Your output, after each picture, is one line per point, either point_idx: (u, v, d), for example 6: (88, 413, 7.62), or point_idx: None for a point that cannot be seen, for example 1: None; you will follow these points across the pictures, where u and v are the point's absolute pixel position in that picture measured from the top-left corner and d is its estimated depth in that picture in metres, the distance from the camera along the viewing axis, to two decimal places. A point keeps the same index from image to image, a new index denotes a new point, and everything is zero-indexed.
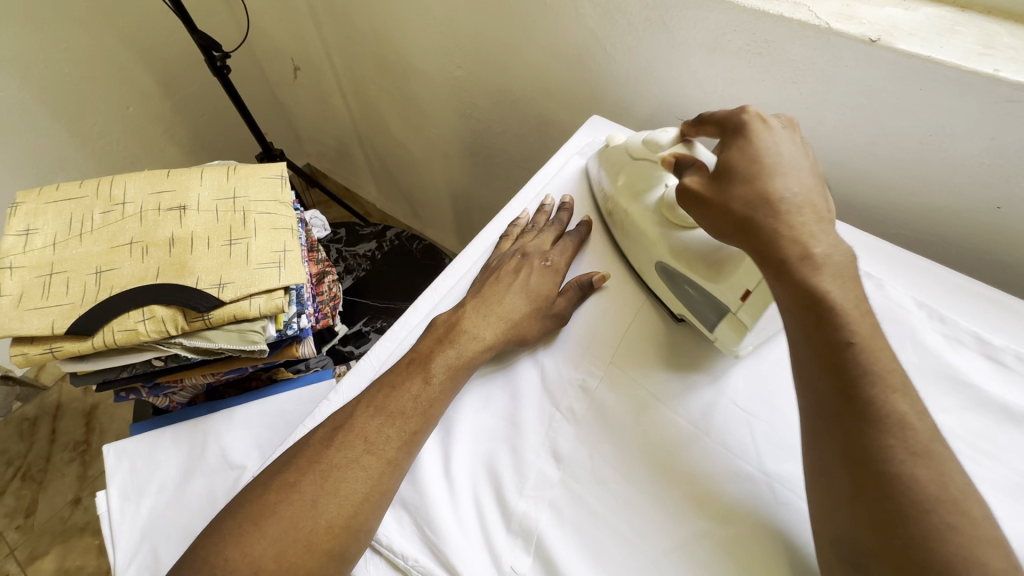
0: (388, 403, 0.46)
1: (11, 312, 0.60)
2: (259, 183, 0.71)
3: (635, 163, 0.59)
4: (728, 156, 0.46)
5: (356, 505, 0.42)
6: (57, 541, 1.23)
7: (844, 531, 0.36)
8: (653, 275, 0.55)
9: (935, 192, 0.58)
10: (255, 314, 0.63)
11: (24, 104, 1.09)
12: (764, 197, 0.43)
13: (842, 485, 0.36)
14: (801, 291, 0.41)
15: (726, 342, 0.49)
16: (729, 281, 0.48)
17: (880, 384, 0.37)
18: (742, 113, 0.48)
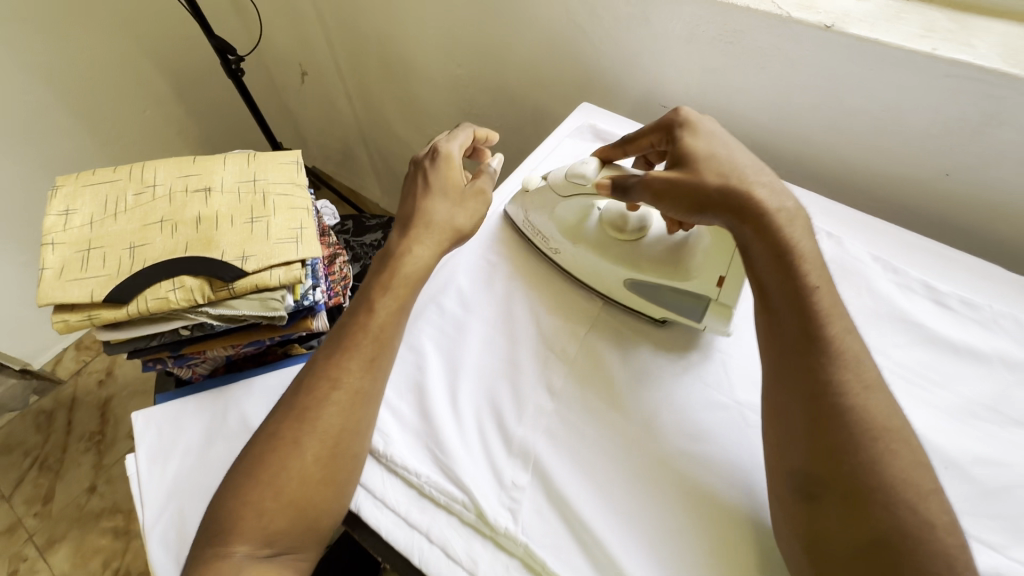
0: (350, 341, 0.49)
1: (54, 282, 0.66)
2: (277, 168, 0.77)
3: (565, 201, 0.59)
4: (686, 141, 0.52)
5: (335, 432, 0.45)
6: (73, 526, 1.28)
7: (797, 464, 0.41)
8: (628, 295, 0.56)
9: (891, 163, 0.64)
10: (276, 284, 0.69)
11: (50, 107, 1.17)
12: (731, 169, 0.49)
13: (799, 423, 0.42)
14: (776, 250, 0.46)
15: (716, 326, 0.54)
16: (700, 275, 0.53)
17: (835, 331, 0.44)
18: (678, 112, 0.55)
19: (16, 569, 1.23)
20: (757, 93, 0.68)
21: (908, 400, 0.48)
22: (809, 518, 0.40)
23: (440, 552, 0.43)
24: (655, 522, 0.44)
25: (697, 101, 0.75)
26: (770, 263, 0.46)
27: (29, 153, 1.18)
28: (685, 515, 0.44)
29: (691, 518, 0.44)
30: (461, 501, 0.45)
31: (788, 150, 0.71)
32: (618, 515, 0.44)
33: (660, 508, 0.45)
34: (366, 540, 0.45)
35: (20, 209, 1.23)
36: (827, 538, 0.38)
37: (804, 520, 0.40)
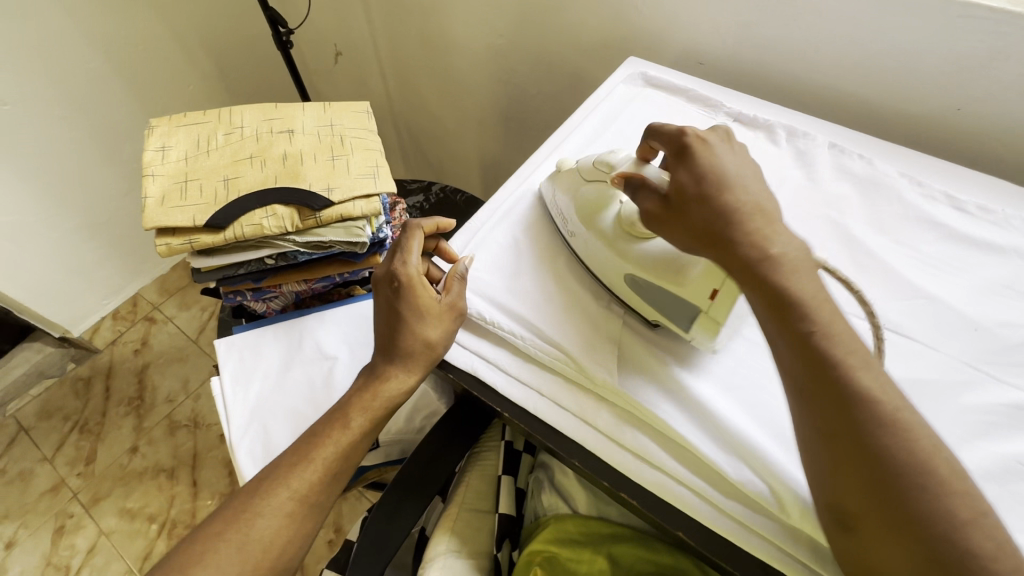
0: (311, 452, 0.51)
1: (157, 209, 0.72)
2: (351, 115, 0.84)
3: (588, 185, 0.59)
4: (680, 178, 0.48)
5: (277, 544, 0.47)
6: (117, 484, 1.33)
7: (833, 501, 0.38)
8: (628, 292, 0.55)
9: (909, 102, 0.73)
10: (359, 214, 0.75)
11: (103, 78, 1.22)
12: (721, 211, 0.45)
13: (821, 460, 0.38)
14: (766, 294, 0.42)
15: (701, 339, 0.51)
16: (691, 286, 0.49)
17: (842, 364, 0.39)
18: (684, 134, 0.50)
19: (62, 525, 1.28)
20: (791, 43, 0.77)
21: (936, 282, 0.56)
22: (855, 549, 0.37)
23: (552, 403, 0.53)
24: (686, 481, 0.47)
25: (733, 53, 0.83)
26: (766, 308, 0.42)
27: (81, 123, 1.23)
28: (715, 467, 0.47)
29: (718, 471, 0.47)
30: (570, 364, 0.53)
31: (816, 95, 0.80)
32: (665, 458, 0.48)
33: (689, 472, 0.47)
34: (485, 396, 0.55)
35: (68, 177, 1.27)
36: (882, 569, 0.36)
37: (854, 553, 0.37)
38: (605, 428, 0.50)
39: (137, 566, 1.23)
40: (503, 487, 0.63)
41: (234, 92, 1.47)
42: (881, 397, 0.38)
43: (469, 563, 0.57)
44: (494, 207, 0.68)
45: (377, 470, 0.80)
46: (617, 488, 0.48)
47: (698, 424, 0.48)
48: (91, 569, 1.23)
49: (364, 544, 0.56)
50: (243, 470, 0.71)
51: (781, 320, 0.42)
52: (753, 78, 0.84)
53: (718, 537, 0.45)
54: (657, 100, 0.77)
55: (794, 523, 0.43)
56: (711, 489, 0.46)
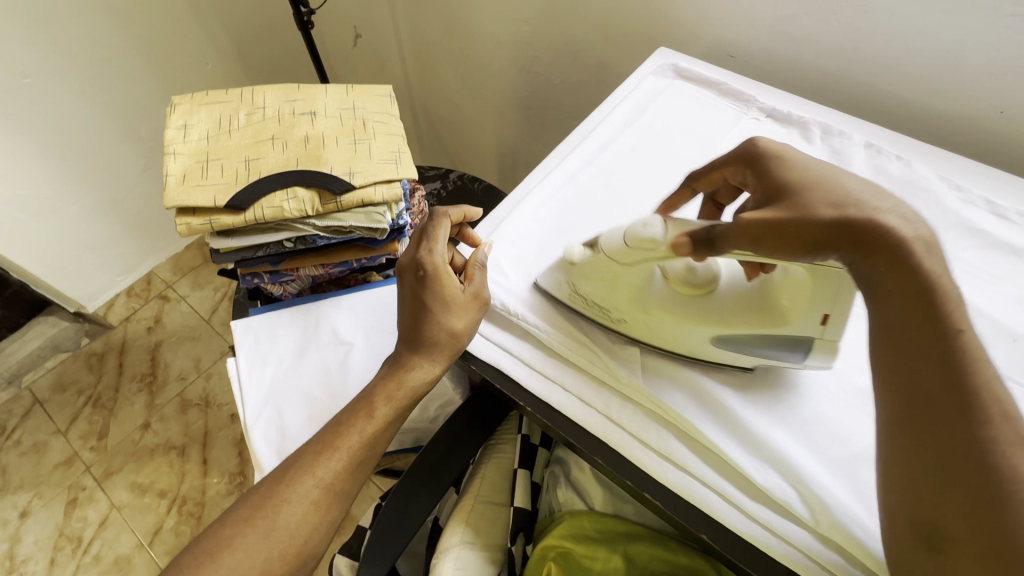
0: (336, 440, 0.51)
1: (178, 187, 0.72)
2: (374, 99, 0.83)
3: (624, 267, 0.50)
4: (778, 176, 0.47)
5: (305, 531, 0.48)
6: (129, 459, 1.35)
7: (925, 519, 0.34)
8: (717, 351, 0.50)
9: (948, 104, 0.71)
10: (380, 200, 0.74)
11: (122, 53, 1.21)
12: (840, 200, 0.42)
13: (920, 473, 0.35)
14: (911, 284, 0.38)
15: (817, 361, 0.49)
16: (797, 320, 0.47)
17: (982, 370, 0.35)
18: (756, 144, 0.51)
19: (75, 498, 1.30)
20: (830, 38, 0.74)
21: (975, 291, 0.55)
22: (937, 574, 0.33)
23: (576, 399, 0.52)
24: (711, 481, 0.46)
25: (766, 47, 0.81)
26: (903, 299, 0.38)
27: (99, 98, 1.23)
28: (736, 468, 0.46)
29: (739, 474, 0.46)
30: (594, 358, 0.53)
31: (850, 93, 0.78)
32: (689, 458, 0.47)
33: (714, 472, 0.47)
34: (510, 389, 0.54)
35: (86, 153, 1.27)
36: None
37: None
38: (629, 426, 0.50)
39: (148, 540, 1.25)
40: (518, 480, 0.62)
41: (251, 71, 1.45)
42: (1019, 416, 0.34)
43: (481, 556, 0.57)
44: (522, 193, 0.67)
45: (389, 457, 0.80)
46: (640, 488, 0.48)
47: (723, 427, 0.48)
48: (102, 541, 1.25)
49: (378, 532, 0.56)
50: (258, 453, 0.72)
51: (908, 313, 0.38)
52: (787, 72, 0.81)
53: (741, 540, 0.45)
54: (688, 93, 0.75)
55: (813, 525, 0.43)
56: (736, 491, 0.46)
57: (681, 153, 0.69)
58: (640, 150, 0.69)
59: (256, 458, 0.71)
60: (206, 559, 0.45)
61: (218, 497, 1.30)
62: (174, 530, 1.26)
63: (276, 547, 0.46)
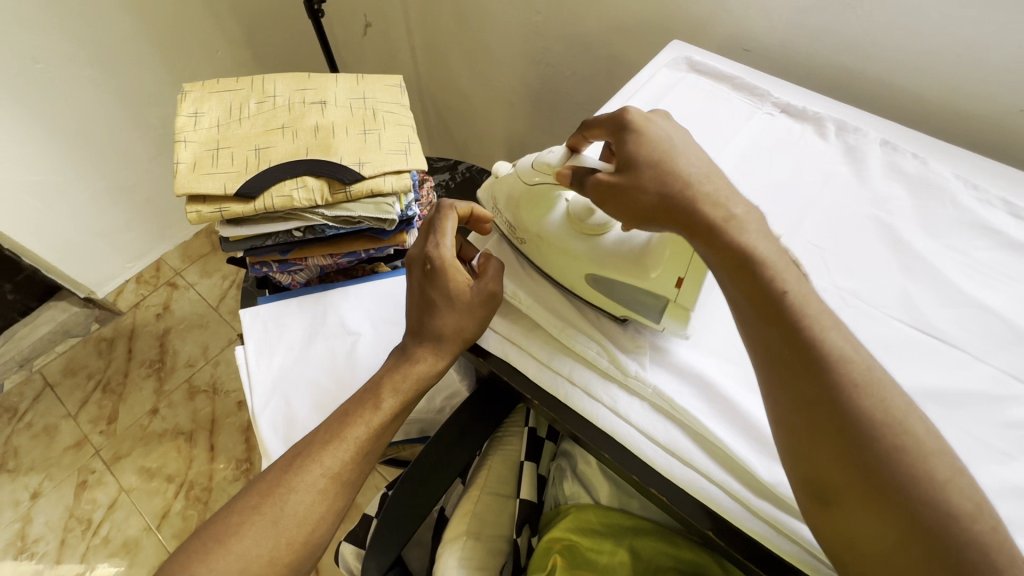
0: (343, 431, 0.51)
1: (188, 175, 0.72)
2: (384, 89, 0.82)
3: (530, 188, 0.57)
4: (628, 150, 0.47)
5: (313, 520, 0.48)
6: (138, 444, 1.36)
7: (813, 474, 0.37)
8: (591, 290, 0.55)
9: (968, 101, 0.69)
10: (389, 190, 0.74)
11: (133, 39, 1.21)
12: (672, 177, 0.45)
13: (799, 434, 0.38)
14: (732, 256, 0.42)
15: (672, 327, 0.52)
16: (655, 280, 0.50)
17: (814, 327, 0.39)
18: (625, 114, 0.49)
19: (85, 481, 1.32)
20: (848, 33, 0.73)
21: (988, 292, 0.54)
22: (835, 523, 0.37)
23: (584, 393, 0.52)
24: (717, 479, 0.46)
25: (784, 40, 0.80)
26: (730, 268, 0.42)
27: (110, 85, 1.23)
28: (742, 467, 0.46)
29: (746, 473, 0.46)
30: (602, 353, 0.53)
31: (867, 89, 0.76)
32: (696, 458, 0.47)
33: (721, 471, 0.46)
34: (518, 382, 0.55)
35: (96, 140, 1.27)
36: (862, 543, 0.35)
37: (833, 528, 0.37)
38: (636, 422, 0.50)
39: (156, 524, 1.27)
40: (525, 473, 0.62)
41: (260, 60, 1.45)
42: (854, 359, 0.38)
43: (487, 547, 0.58)
44: None
45: (395, 447, 0.80)
46: (647, 483, 0.48)
47: (731, 425, 0.48)
48: (111, 524, 1.27)
49: (384, 521, 0.56)
50: (266, 440, 0.72)
51: (742, 280, 0.41)
52: (803, 67, 0.80)
53: (749, 539, 0.45)
54: (701, 87, 0.74)
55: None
56: (743, 489, 0.45)
57: None
58: None
59: (263, 445, 0.72)
60: (214, 545, 0.46)
61: (224, 483, 1.31)
62: (181, 514, 1.28)
63: (283, 535, 0.47)
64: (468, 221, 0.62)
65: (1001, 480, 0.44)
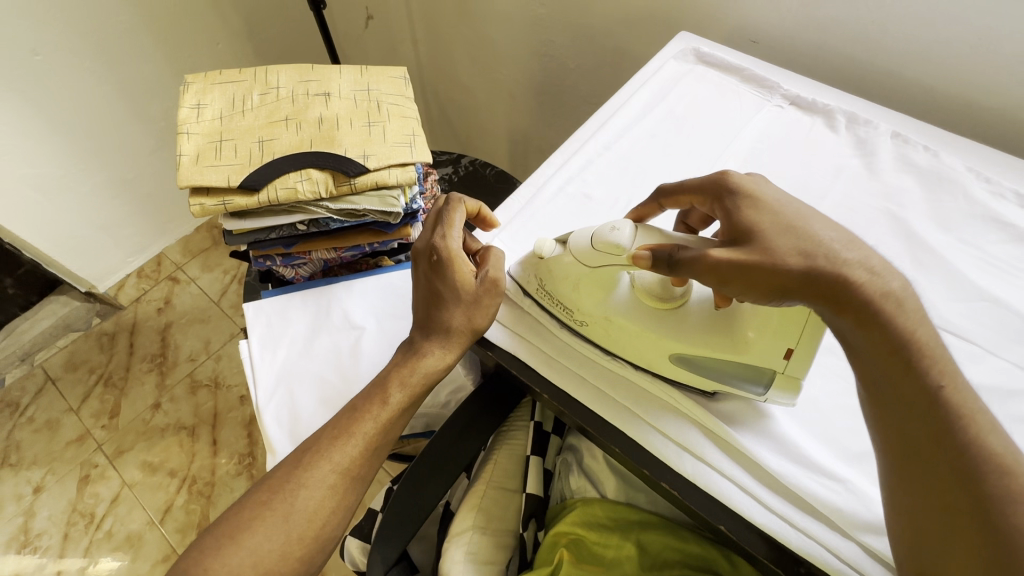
0: (352, 426, 0.51)
1: (192, 167, 0.71)
2: (388, 81, 0.82)
3: (592, 271, 0.49)
4: (749, 217, 0.44)
5: (323, 516, 0.48)
6: (140, 438, 1.36)
7: (928, 567, 0.36)
8: (676, 369, 0.49)
9: (979, 92, 0.68)
10: (393, 183, 0.73)
11: (132, 31, 1.19)
12: (813, 247, 0.41)
13: (931, 530, 0.36)
14: (889, 341, 0.39)
15: (776, 398, 0.47)
16: (758, 350, 0.46)
17: (972, 428, 0.36)
18: (727, 180, 0.47)
19: (87, 475, 1.32)
20: (857, 24, 0.72)
21: (1002, 287, 0.54)
22: None
23: (593, 387, 0.52)
24: (728, 473, 0.46)
25: (789, 31, 0.79)
26: (882, 356, 0.39)
27: (111, 77, 1.22)
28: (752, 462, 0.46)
29: (756, 467, 0.46)
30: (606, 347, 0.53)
31: (875, 81, 0.76)
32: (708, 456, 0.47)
33: (732, 464, 0.46)
34: (526, 375, 0.54)
35: (96, 134, 1.27)
36: None
37: None
38: (645, 415, 0.49)
39: (158, 518, 1.27)
40: (530, 467, 0.62)
41: (261, 52, 1.44)
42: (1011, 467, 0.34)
43: (493, 541, 0.57)
44: (537, 181, 0.66)
45: (400, 441, 0.80)
46: (658, 478, 0.47)
47: (740, 420, 0.47)
48: (114, 518, 1.27)
49: (391, 513, 0.56)
50: (270, 435, 0.72)
51: (900, 379, 0.38)
52: (810, 58, 0.80)
53: (761, 532, 0.44)
54: (708, 79, 0.73)
55: (826, 514, 0.43)
56: (753, 482, 0.45)
57: (700, 141, 0.67)
58: (659, 137, 0.68)
59: (269, 440, 0.71)
60: (227, 541, 0.46)
61: (228, 477, 1.31)
62: (184, 508, 1.28)
63: (293, 531, 0.46)
64: (474, 220, 0.61)
65: None
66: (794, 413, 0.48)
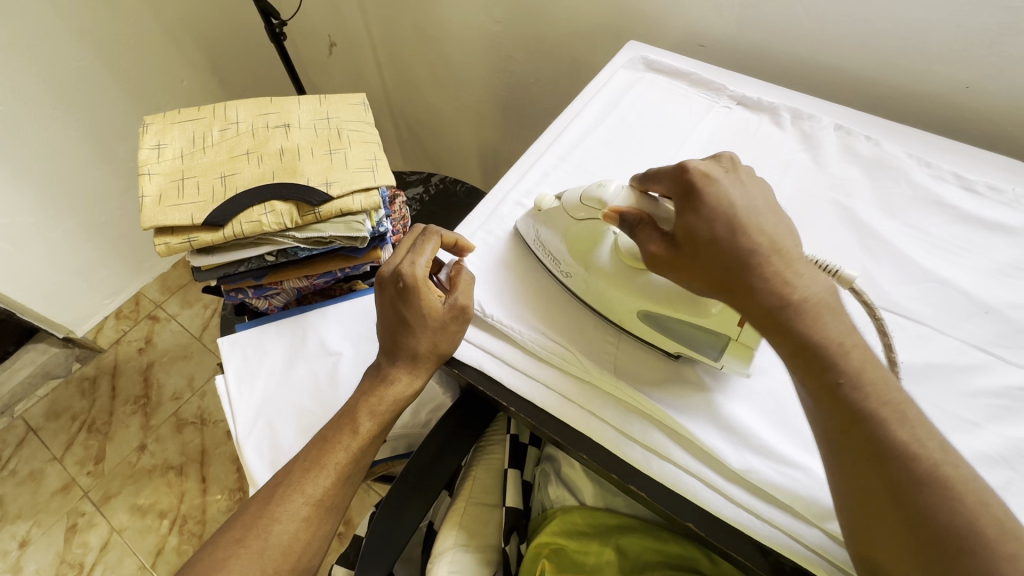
0: (324, 457, 0.51)
1: (154, 208, 0.71)
2: (348, 108, 0.83)
3: (579, 223, 0.55)
4: (687, 222, 0.45)
5: (297, 548, 0.48)
6: (127, 482, 1.34)
7: (869, 549, 0.36)
8: (640, 325, 0.52)
9: (916, 80, 0.71)
10: (358, 209, 0.74)
11: (92, 75, 1.20)
12: (737, 257, 0.42)
13: (857, 516, 0.37)
14: (794, 346, 0.40)
15: (733, 366, 0.49)
16: (718, 317, 0.48)
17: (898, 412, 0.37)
18: (686, 172, 0.46)
19: (75, 523, 1.30)
20: (797, 23, 0.75)
21: (948, 267, 0.55)
22: None
23: (559, 396, 0.53)
24: (696, 470, 0.47)
25: (735, 34, 0.81)
26: (795, 358, 0.40)
27: (74, 121, 1.22)
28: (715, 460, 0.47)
29: (719, 464, 0.47)
30: (570, 356, 0.54)
31: (818, 77, 0.78)
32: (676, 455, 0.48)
33: (700, 462, 0.47)
34: (495, 392, 0.54)
35: (65, 178, 1.26)
36: None
37: None
38: (612, 420, 0.50)
39: (150, 561, 1.25)
40: (509, 480, 0.62)
41: (227, 86, 1.45)
42: (921, 446, 0.36)
43: (476, 558, 0.58)
44: (494, 199, 0.67)
45: (384, 464, 0.80)
46: (627, 482, 0.48)
47: (706, 420, 0.48)
48: (105, 566, 1.25)
49: (372, 539, 0.56)
50: (252, 469, 0.71)
51: (811, 375, 0.39)
52: (757, 59, 0.82)
53: (728, 527, 0.45)
54: (658, 85, 0.75)
55: (791, 505, 0.44)
56: (720, 479, 0.46)
57: (652, 146, 0.69)
58: (614, 144, 0.70)
59: (250, 475, 0.71)
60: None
61: (219, 514, 1.30)
62: (177, 550, 1.26)
63: (269, 565, 0.46)
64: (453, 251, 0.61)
65: (980, 451, 0.45)
66: (755, 407, 0.49)
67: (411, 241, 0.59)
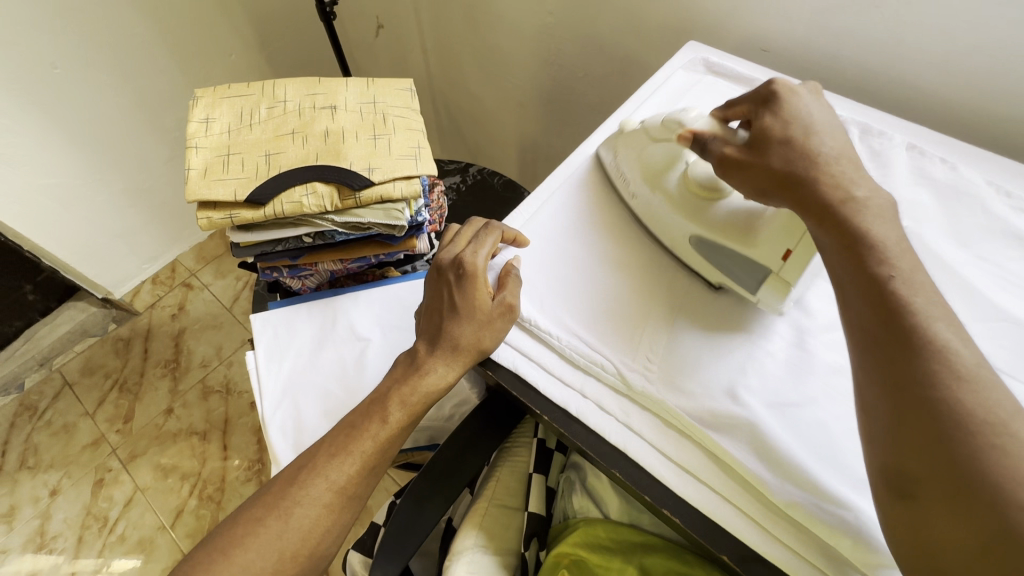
0: (349, 444, 0.51)
1: (200, 181, 0.72)
2: (394, 93, 0.82)
3: (658, 147, 0.59)
4: (765, 122, 0.48)
5: (316, 533, 0.48)
6: (153, 443, 1.38)
7: (901, 467, 0.34)
8: (692, 251, 0.55)
9: (1002, 103, 0.66)
10: (398, 196, 0.73)
11: (146, 45, 1.21)
12: (804, 153, 0.45)
13: (891, 432, 0.35)
14: (844, 241, 0.40)
15: (769, 301, 0.51)
16: (765, 247, 0.51)
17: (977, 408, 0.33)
18: (770, 84, 0.51)
19: (102, 478, 1.34)
20: (874, 34, 0.70)
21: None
22: (911, 522, 0.33)
23: (594, 405, 0.51)
24: (736, 504, 0.45)
25: (803, 43, 0.77)
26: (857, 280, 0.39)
27: (127, 90, 1.24)
28: (759, 496, 0.45)
29: (760, 502, 0.45)
30: (606, 364, 0.52)
31: (888, 93, 0.74)
32: (710, 480, 0.46)
33: (740, 496, 0.45)
34: (524, 393, 0.53)
35: (113, 144, 1.29)
36: (939, 552, 0.32)
37: (908, 525, 0.34)
38: (648, 437, 0.49)
39: (170, 522, 1.29)
40: (534, 485, 0.61)
41: (274, 62, 1.45)
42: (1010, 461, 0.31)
43: (495, 561, 0.57)
44: (543, 194, 0.64)
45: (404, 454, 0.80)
46: (660, 505, 0.46)
47: (748, 446, 0.46)
48: (127, 522, 1.29)
49: (392, 531, 0.56)
50: (275, 447, 0.72)
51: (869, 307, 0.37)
52: (826, 70, 0.77)
53: (768, 565, 0.43)
54: (718, 89, 0.72)
55: (836, 547, 0.42)
56: (763, 515, 0.44)
57: None
58: None
59: (273, 452, 0.71)
60: (219, 556, 0.46)
61: (237, 483, 1.33)
62: (195, 513, 1.29)
63: (289, 546, 0.47)
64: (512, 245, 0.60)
65: None
66: (806, 438, 0.46)
67: (472, 232, 0.59)
